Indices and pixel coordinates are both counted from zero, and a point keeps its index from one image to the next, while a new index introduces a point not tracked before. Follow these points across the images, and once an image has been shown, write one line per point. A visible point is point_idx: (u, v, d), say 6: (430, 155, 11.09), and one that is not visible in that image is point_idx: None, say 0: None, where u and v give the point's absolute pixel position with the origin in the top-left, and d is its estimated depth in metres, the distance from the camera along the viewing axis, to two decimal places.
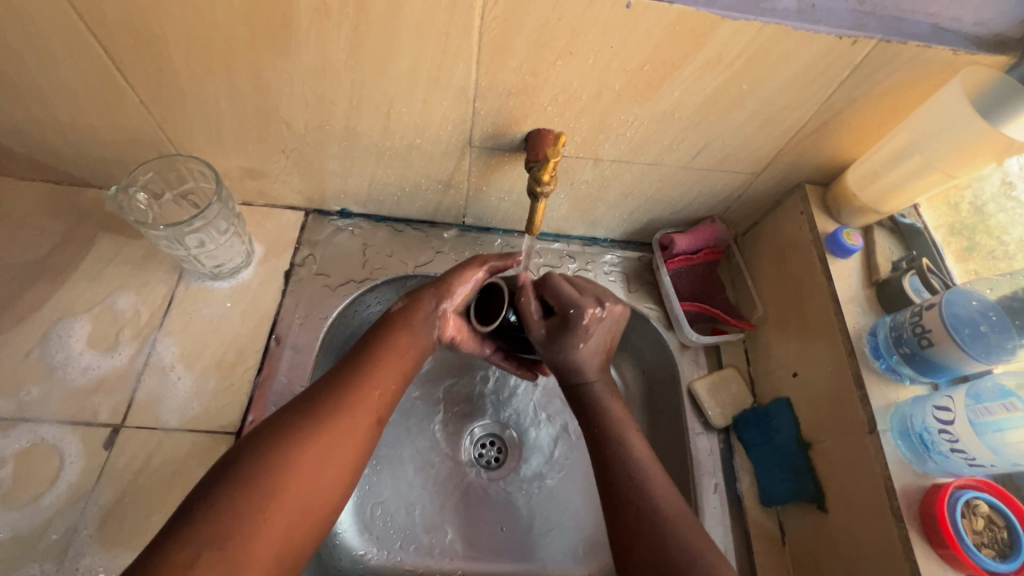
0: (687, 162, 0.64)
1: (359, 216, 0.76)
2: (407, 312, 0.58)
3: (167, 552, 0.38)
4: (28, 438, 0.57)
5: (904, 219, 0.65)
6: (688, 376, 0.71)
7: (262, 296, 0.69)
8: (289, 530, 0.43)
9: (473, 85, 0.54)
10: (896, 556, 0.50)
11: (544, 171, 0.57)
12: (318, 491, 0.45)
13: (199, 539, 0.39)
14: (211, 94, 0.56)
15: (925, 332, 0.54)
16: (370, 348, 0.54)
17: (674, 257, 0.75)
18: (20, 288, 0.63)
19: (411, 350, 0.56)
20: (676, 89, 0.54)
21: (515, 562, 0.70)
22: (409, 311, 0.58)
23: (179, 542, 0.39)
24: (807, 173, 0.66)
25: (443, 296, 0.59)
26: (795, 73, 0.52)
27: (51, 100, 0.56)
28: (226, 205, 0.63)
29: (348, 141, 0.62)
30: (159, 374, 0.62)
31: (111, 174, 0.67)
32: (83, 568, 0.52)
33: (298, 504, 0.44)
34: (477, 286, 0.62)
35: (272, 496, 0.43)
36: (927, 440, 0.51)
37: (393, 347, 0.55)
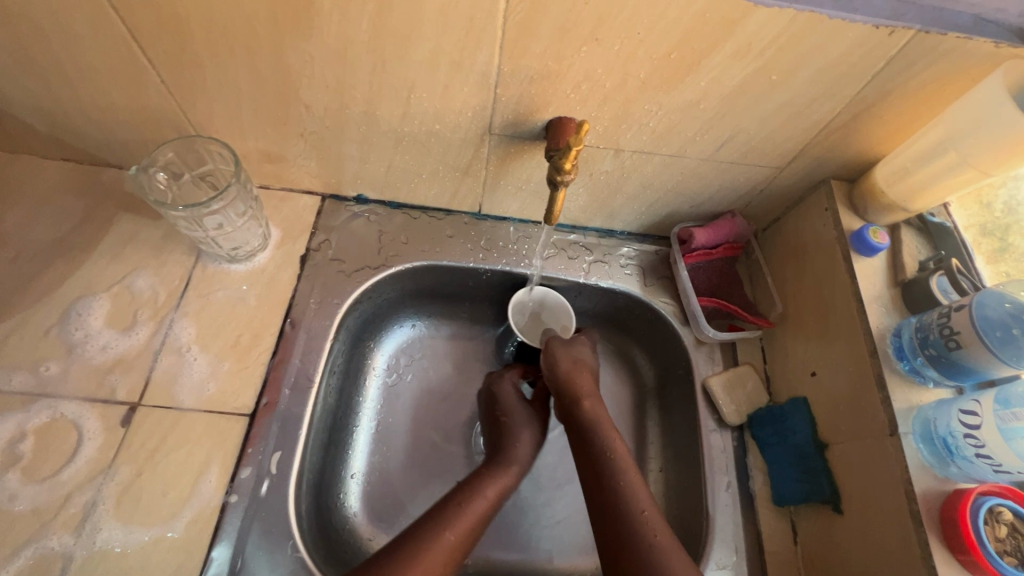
0: (710, 154, 0.63)
1: (374, 202, 0.76)
2: (499, 464, 0.63)
3: None
4: (48, 413, 0.57)
5: (933, 218, 0.63)
6: (702, 373, 0.70)
7: (278, 280, 0.69)
8: None
9: (495, 70, 0.53)
10: (912, 557, 0.49)
11: (566, 159, 0.55)
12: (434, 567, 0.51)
13: None
14: (232, 75, 0.56)
15: (953, 334, 0.52)
16: (470, 486, 0.60)
17: (692, 251, 0.74)
18: (41, 266, 0.64)
19: (503, 482, 0.62)
20: (702, 80, 0.53)
21: (522, 552, 0.70)
22: (498, 464, 0.63)
23: None
24: (833, 168, 0.65)
25: (513, 467, 0.63)
26: (827, 63, 0.50)
27: (75, 79, 0.57)
28: (245, 188, 0.63)
29: (367, 126, 0.62)
30: (176, 354, 0.62)
31: (131, 154, 0.68)
32: (100, 543, 0.52)
33: None
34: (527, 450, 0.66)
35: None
36: (951, 445, 0.49)
37: (489, 487, 0.60)
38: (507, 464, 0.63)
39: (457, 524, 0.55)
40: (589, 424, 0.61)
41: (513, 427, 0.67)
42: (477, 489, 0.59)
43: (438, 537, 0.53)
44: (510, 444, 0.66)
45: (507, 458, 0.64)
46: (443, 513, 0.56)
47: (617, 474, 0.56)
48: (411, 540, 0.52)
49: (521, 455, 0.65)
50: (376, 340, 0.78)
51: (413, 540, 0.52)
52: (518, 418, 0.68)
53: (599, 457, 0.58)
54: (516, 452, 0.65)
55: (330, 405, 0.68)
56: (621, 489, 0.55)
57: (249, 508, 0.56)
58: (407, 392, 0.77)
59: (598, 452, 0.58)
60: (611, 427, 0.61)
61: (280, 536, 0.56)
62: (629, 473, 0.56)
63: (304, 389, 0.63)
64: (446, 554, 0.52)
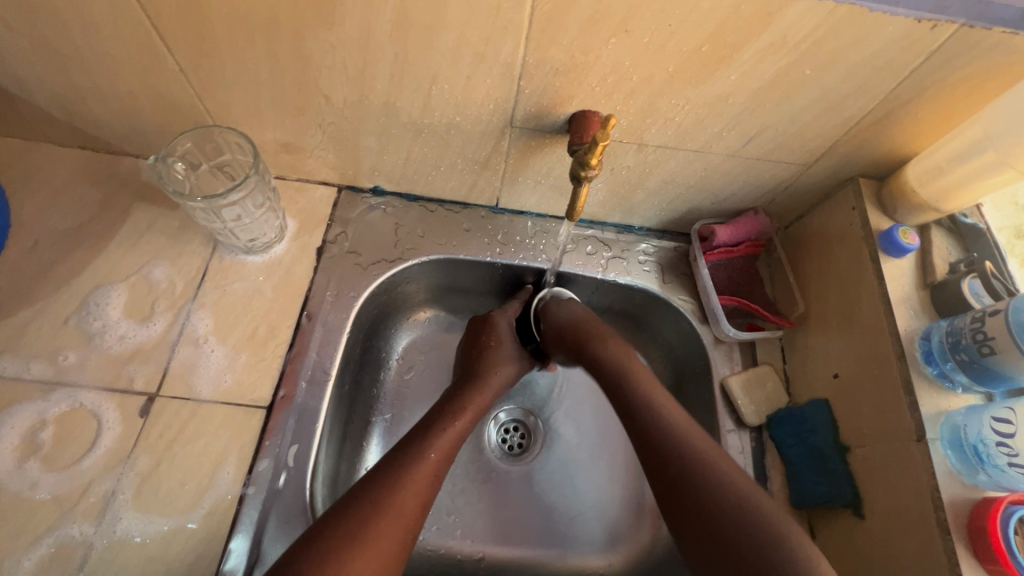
0: (736, 150, 0.61)
1: (391, 194, 0.75)
2: (477, 385, 0.64)
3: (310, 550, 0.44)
4: (67, 402, 0.58)
5: (965, 218, 0.61)
6: (720, 372, 0.69)
7: (294, 272, 0.68)
8: (403, 525, 0.48)
9: (519, 62, 0.52)
10: (938, 566, 0.48)
11: (593, 155, 0.54)
12: (422, 487, 0.51)
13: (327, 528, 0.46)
14: (251, 64, 0.55)
15: (986, 340, 0.51)
16: (452, 407, 0.61)
17: (713, 248, 0.73)
18: (60, 254, 0.64)
19: (481, 403, 0.63)
20: (732, 73, 0.51)
21: (535, 548, 0.70)
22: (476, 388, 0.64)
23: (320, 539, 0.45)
24: (863, 166, 0.63)
25: (488, 388, 0.65)
26: (864, 58, 0.49)
27: (94, 68, 0.56)
28: (263, 179, 0.62)
29: (386, 117, 0.61)
30: (193, 345, 0.62)
31: (147, 143, 0.67)
32: (120, 532, 0.53)
33: (399, 508, 0.49)
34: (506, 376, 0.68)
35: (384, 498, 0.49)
36: (982, 452, 0.48)
37: (470, 409, 0.61)
38: (482, 386, 0.64)
39: (439, 444, 0.55)
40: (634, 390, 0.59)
41: (489, 351, 0.69)
42: (457, 411, 0.60)
43: (421, 458, 0.53)
44: (486, 368, 0.66)
45: (484, 378, 0.65)
46: (426, 432, 0.57)
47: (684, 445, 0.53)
48: (398, 462, 0.52)
49: (495, 377, 0.66)
50: (389, 333, 0.77)
51: (396, 462, 0.52)
52: (504, 347, 0.69)
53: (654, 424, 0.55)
54: (487, 376, 0.66)
55: (344, 397, 0.68)
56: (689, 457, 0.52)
57: (266, 501, 0.56)
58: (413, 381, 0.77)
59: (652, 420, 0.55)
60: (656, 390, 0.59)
61: (296, 526, 0.56)
62: (667, 412, 0.56)
63: (321, 382, 0.63)
64: (431, 471, 0.53)
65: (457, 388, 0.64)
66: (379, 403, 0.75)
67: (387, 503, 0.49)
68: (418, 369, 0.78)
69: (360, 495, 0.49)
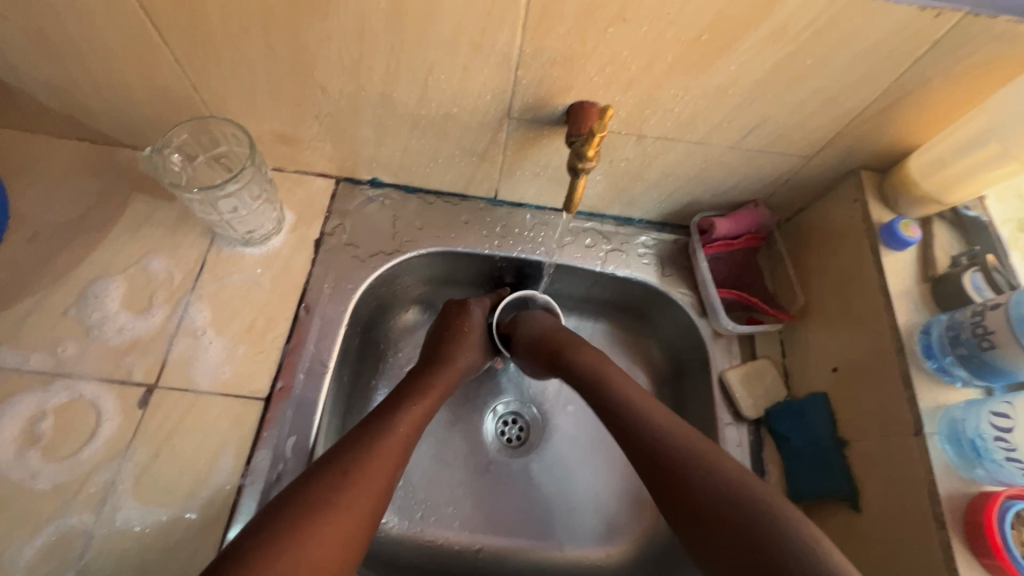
0: (736, 142, 0.61)
1: (389, 185, 0.75)
2: (442, 364, 0.65)
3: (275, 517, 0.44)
4: (67, 393, 0.58)
5: (968, 211, 0.61)
6: (719, 366, 0.69)
7: (292, 264, 0.68)
8: (373, 494, 0.48)
9: (517, 52, 0.51)
10: (933, 559, 0.48)
11: (589, 145, 0.53)
12: (390, 458, 0.52)
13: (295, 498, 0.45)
14: (247, 54, 0.54)
15: (986, 334, 0.50)
16: (418, 385, 0.61)
17: (712, 241, 0.72)
18: (58, 246, 0.64)
19: (445, 382, 0.64)
20: (732, 64, 0.51)
21: (533, 539, 0.70)
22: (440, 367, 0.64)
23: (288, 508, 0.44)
24: (865, 158, 0.62)
25: (452, 366, 0.66)
26: (867, 47, 0.48)
27: (90, 58, 0.56)
28: (259, 170, 0.62)
29: (383, 108, 0.60)
30: (191, 337, 0.62)
31: (145, 135, 0.67)
32: (119, 522, 0.53)
33: (369, 479, 0.49)
34: (470, 354, 0.69)
35: (353, 468, 0.49)
36: (979, 447, 0.48)
37: (435, 388, 0.62)
38: (449, 365, 0.65)
39: (406, 420, 0.56)
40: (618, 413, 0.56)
41: (455, 331, 0.69)
42: (424, 389, 0.60)
43: (391, 432, 0.53)
44: (455, 349, 0.67)
45: (449, 357, 0.66)
46: (393, 407, 0.57)
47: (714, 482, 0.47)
48: (368, 435, 0.52)
49: (456, 356, 0.67)
50: (387, 326, 0.77)
51: (365, 434, 0.52)
52: (470, 331, 0.70)
53: (664, 449, 0.51)
54: (452, 356, 0.66)
55: (342, 389, 0.68)
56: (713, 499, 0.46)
57: (265, 491, 0.57)
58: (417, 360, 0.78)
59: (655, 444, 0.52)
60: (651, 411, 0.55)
61: None
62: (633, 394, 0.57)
63: (318, 374, 0.63)
64: (399, 444, 0.53)
65: (422, 368, 0.65)
66: (382, 383, 0.76)
67: (358, 472, 0.49)
68: (417, 360, 0.78)
69: (331, 465, 0.49)
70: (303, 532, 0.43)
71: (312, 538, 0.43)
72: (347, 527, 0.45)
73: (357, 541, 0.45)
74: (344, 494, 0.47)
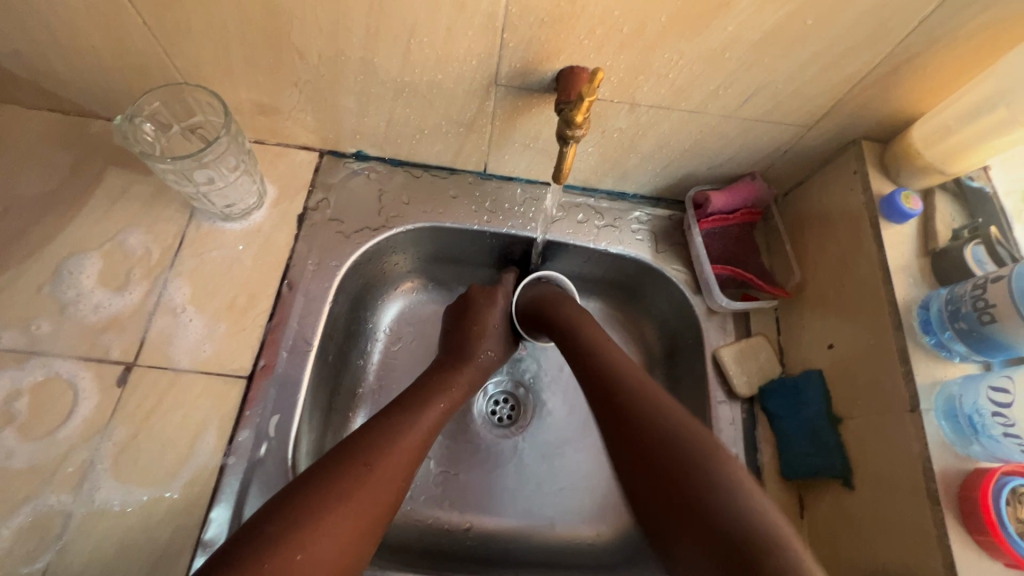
0: (733, 111, 0.58)
1: (375, 159, 0.72)
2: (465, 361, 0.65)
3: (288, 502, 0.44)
4: (43, 371, 0.56)
5: (972, 182, 0.58)
6: (713, 343, 0.68)
7: (275, 239, 0.66)
8: (390, 488, 0.48)
9: (502, 12, 0.49)
10: (926, 536, 0.48)
11: (578, 112, 0.50)
12: (410, 450, 0.52)
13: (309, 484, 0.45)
14: (218, 16, 0.51)
15: (987, 307, 0.48)
16: (440, 381, 0.61)
17: (708, 216, 0.70)
18: (31, 221, 0.62)
19: (469, 379, 0.64)
20: (729, 24, 0.48)
21: (523, 519, 0.70)
22: (460, 367, 0.64)
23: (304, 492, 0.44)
24: (866, 127, 0.60)
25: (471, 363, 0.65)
26: (869, 6, 0.46)
27: (52, 20, 0.53)
28: (235, 140, 0.59)
29: (365, 75, 0.58)
30: (170, 314, 0.61)
31: (119, 104, 0.64)
32: (99, 501, 0.52)
33: (388, 470, 0.49)
34: (493, 345, 0.69)
35: (375, 459, 0.48)
36: (977, 423, 0.47)
37: (458, 386, 0.62)
38: (473, 358, 0.66)
39: (430, 415, 0.56)
40: (618, 391, 0.53)
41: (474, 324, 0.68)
42: (445, 388, 0.60)
43: (415, 425, 0.54)
44: (478, 341, 0.67)
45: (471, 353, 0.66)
46: (416, 402, 0.56)
47: (734, 496, 0.41)
48: (394, 426, 0.52)
49: (473, 350, 0.66)
50: (375, 307, 0.76)
51: (388, 424, 0.52)
52: (494, 324, 0.69)
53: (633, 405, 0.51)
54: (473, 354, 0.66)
55: (328, 369, 0.67)
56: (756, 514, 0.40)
57: (247, 470, 0.56)
58: (405, 340, 0.77)
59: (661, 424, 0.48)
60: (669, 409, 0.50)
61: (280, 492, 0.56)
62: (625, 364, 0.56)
63: (302, 352, 0.62)
64: (418, 441, 0.53)
65: (445, 362, 0.65)
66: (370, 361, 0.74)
67: (379, 465, 0.48)
68: (406, 340, 0.77)
69: (354, 453, 0.48)
70: (318, 521, 0.43)
71: (330, 532, 0.43)
72: (362, 521, 0.45)
73: (372, 534, 0.46)
74: (364, 485, 0.46)
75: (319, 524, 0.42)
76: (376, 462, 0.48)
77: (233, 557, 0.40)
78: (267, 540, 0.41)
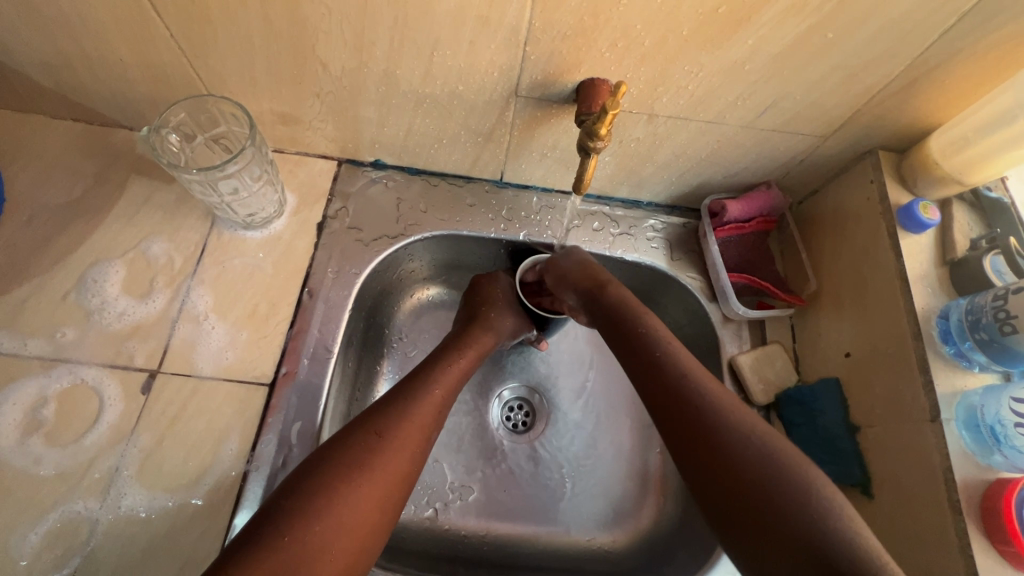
0: (751, 121, 0.59)
1: (392, 167, 0.73)
2: (479, 327, 0.66)
3: (305, 477, 0.45)
4: (69, 378, 0.57)
5: (989, 192, 0.59)
6: (729, 351, 0.68)
7: (295, 247, 0.67)
8: (406, 457, 0.49)
9: (526, 26, 0.49)
10: (947, 545, 0.48)
11: (601, 124, 0.51)
12: (424, 417, 0.52)
13: (325, 458, 0.46)
14: (246, 30, 0.52)
15: (1008, 318, 0.49)
16: (452, 348, 0.62)
17: (723, 224, 0.70)
18: (56, 229, 0.63)
19: (484, 344, 0.64)
20: (750, 38, 0.49)
21: (539, 525, 0.70)
22: (474, 335, 0.64)
23: (322, 466, 0.45)
24: (883, 137, 0.60)
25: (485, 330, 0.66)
26: (889, 20, 0.46)
27: (81, 33, 0.54)
28: (259, 151, 0.60)
29: (386, 87, 0.58)
30: (193, 322, 0.61)
31: (142, 115, 0.65)
32: (125, 507, 0.53)
33: (401, 440, 0.49)
34: (506, 309, 0.69)
35: (387, 430, 0.49)
36: (999, 434, 0.47)
37: (470, 350, 0.62)
38: (484, 326, 0.66)
39: (441, 382, 0.56)
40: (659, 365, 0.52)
41: (487, 296, 0.70)
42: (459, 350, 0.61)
43: (426, 392, 0.54)
44: (489, 311, 0.68)
45: (487, 320, 0.67)
46: (426, 371, 0.57)
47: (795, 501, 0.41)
48: (403, 395, 0.53)
49: (484, 313, 0.68)
50: (392, 309, 0.76)
51: (401, 395, 0.53)
52: (501, 294, 0.70)
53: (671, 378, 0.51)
54: (486, 318, 0.67)
55: (346, 376, 0.68)
56: (831, 522, 0.40)
57: (270, 476, 0.56)
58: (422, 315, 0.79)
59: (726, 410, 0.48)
60: (727, 399, 0.48)
61: None
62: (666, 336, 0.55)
63: (323, 359, 0.62)
64: (432, 407, 0.53)
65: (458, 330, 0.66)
66: (389, 335, 0.76)
67: (391, 434, 0.49)
68: (424, 315, 0.79)
69: (364, 425, 0.49)
70: (332, 495, 0.44)
71: (344, 504, 0.43)
72: (378, 492, 0.46)
73: (391, 502, 0.46)
74: (379, 455, 0.47)
75: (334, 496, 0.44)
76: (388, 432, 0.49)
77: (256, 530, 0.41)
78: (286, 514, 0.42)
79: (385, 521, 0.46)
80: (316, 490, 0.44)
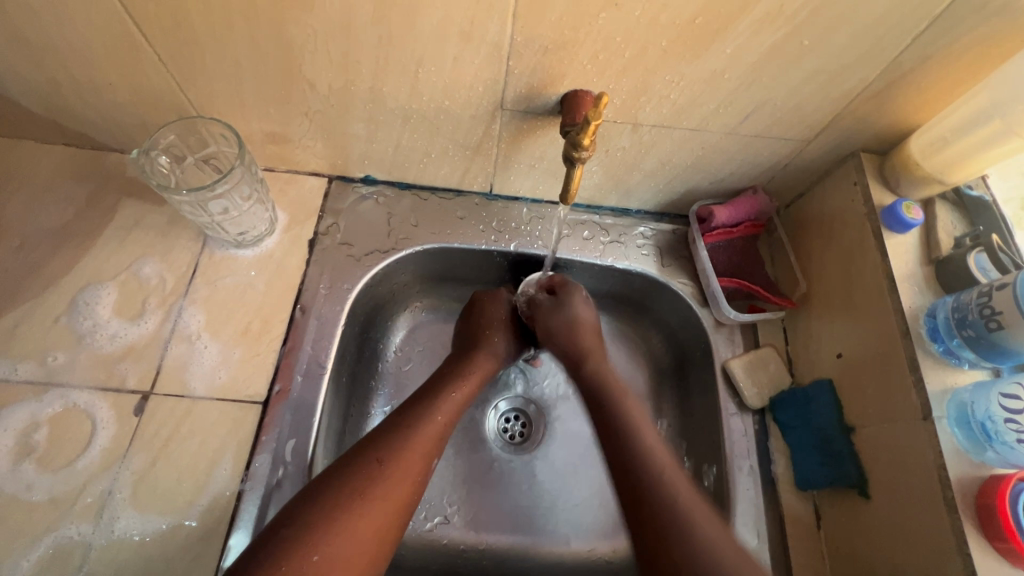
0: (733, 128, 0.60)
1: (382, 183, 0.73)
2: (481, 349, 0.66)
3: (306, 504, 0.45)
4: (60, 403, 0.57)
5: (970, 191, 0.60)
6: (723, 356, 0.68)
7: (287, 264, 0.67)
8: (407, 485, 0.49)
9: (508, 41, 0.50)
10: (944, 544, 0.48)
11: (584, 135, 0.52)
12: (426, 443, 0.52)
13: (326, 484, 0.46)
14: (233, 52, 0.53)
15: (994, 315, 0.49)
16: (454, 372, 0.62)
17: (712, 230, 0.71)
18: (47, 253, 0.63)
19: (485, 368, 0.65)
20: (727, 47, 0.50)
21: (538, 537, 0.70)
22: (473, 358, 0.65)
23: (322, 494, 0.45)
24: (864, 140, 0.61)
25: (488, 352, 0.66)
26: (862, 27, 0.47)
27: (72, 61, 0.54)
28: (249, 170, 0.61)
29: (374, 103, 0.59)
30: (186, 342, 0.61)
31: (133, 138, 0.66)
32: (118, 531, 0.52)
33: (401, 469, 0.49)
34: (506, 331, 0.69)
35: (388, 457, 0.49)
36: (990, 430, 0.47)
37: (472, 374, 0.62)
38: (486, 350, 0.66)
39: (444, 407, 0.56)
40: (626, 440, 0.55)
41: (489, 316, 0.70)
42: (461, 374, 0.62)
43: (429, 420, 0.54)
44: (489, 333, 0.68)
45: (488, 344, 0.67)
46: (429, 396, 0.57)
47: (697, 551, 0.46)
48: (405, 423, 0.53)
49: (486, 334, 0.68)
50: (386, 327, 0.76)
51: (404, 420, 0.53)
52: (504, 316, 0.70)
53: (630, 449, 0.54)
54: (487, 341, 0.67)
55: (341, 391, 0.68)
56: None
57: (265, 494, 0.56)
58: (417, 340, 0.78)
59: (655, 473, 0.51)
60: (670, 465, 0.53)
61: None
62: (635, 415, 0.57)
63: (316, 375, 0.62)
64: (434, 434, 0.53)
65: (461, 354, 0.66)
66: (385, 358, 0.76)
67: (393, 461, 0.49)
68: (420, 339, 0.79)
69: (366, 452, 0.49)
70: (332, 524, 0.44)
71: (343, 535, 0.43)
72: (377, 521, 0.46)
73: (390, 532, 0.46)
74: (379, 485, 0.47)
75: (336, 526, 0.44)
76: (389, 461, 0.49)
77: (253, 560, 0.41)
78: (286, 543, 0.42)
79: (382, 551, 0.45)
80: (316, 520, 0.44)
